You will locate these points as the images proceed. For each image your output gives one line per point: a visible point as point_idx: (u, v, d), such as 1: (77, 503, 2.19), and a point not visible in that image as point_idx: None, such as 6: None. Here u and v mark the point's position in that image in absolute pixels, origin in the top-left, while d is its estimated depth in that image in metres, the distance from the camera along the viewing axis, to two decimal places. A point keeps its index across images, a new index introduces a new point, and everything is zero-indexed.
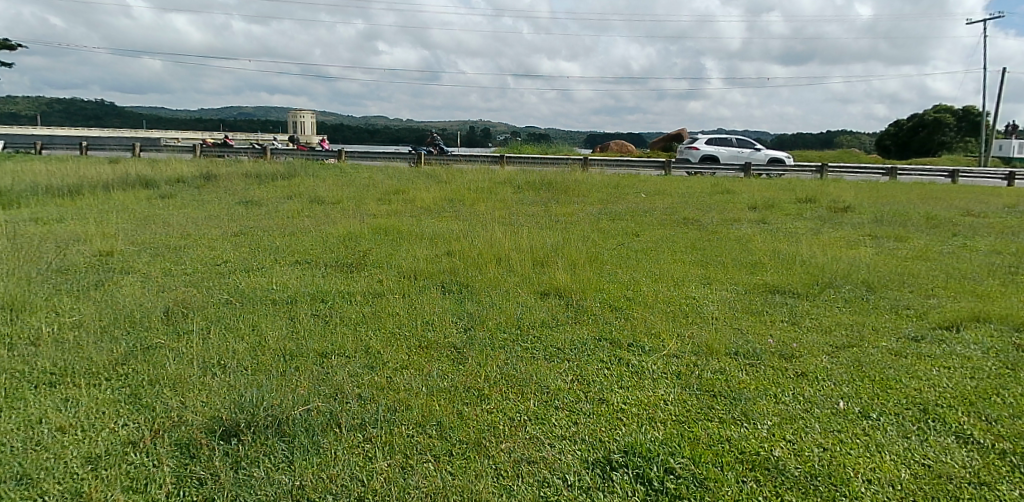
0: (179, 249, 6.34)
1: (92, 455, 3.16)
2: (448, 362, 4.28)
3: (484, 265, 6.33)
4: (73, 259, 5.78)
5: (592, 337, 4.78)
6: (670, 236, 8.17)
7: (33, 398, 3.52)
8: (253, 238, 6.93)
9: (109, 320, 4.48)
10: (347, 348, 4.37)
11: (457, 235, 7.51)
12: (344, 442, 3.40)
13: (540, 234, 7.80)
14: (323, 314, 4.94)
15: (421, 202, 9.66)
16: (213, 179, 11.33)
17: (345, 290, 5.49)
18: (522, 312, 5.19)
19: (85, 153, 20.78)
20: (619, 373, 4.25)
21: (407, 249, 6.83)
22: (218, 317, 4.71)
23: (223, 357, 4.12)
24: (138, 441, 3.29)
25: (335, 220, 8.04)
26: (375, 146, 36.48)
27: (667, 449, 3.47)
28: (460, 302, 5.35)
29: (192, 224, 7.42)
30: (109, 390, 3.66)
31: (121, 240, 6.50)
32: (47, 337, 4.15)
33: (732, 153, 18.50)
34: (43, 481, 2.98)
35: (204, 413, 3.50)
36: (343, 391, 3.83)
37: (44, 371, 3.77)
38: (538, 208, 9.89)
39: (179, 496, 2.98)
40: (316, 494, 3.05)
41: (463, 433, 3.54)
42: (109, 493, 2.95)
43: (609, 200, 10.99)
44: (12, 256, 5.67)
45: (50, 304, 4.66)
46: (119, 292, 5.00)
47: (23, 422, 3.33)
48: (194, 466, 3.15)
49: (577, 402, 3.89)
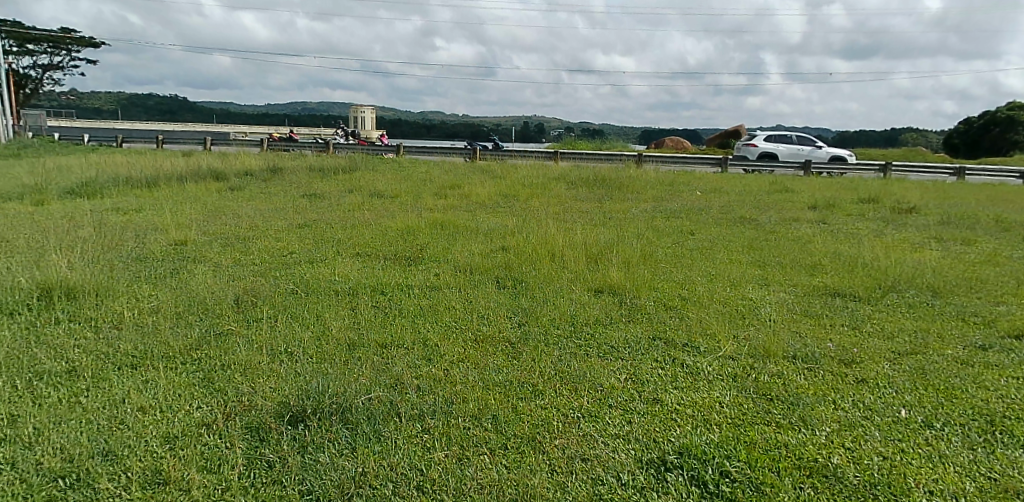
0: (247, 240, 6.58)
1: (170, 436, 3.33)
2: (503, 356, 4.35)
3: (537, 261, 6.38)
4: (151, 247, 6.08)
5: (645, 336, 4.78)
6: (727, 235, 8.07)
7: (116, 379, 3.73)
8: (316, 230, 7.16)
9: (184, 306, 4.72)
10: (404, 340, 4.49)
11: (512, 230, 7.58)
12: (403, 431, 3.50)
13: (594, 231, 7.79)
14: (382, 306, 5.08)
15: (475, 197, 9.76)
16: (278, 172, 11.71)
17: (402, 283, 5.62)
18: (575, 309, 5.21)
19: (160, 147, 21.73)
20: (673, 374, 4.24)
21: (463, 244, 6.94)
22: (284, 306, 4.89)
23: (290, 345, 4.28)
24: (211, 423, 3.45)
25: (393, 214, 8.23)
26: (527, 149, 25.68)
27: (723, 452, 3.45)
28: (514, 298, 5.40)
29: (260, 216, 7.72)
30: (184, 373, 3.86)
31: (195, 230, 6.79)
32: (128, 322, 4.39)
33: (792, 151, 18.00)
34: (127, 459, 3.14)
35: (273, 399, 3.66)
36: (402, 381, 3.94)
37: (126, 354, 4.00)
38: (592, 204, 9.87)
39: (250, 477, 3.13)
40: (377, 481, 3.16)
41: (518, 428, 3.60)
42: (186, 472, 3.10)
43: (664, 198, 10.88)
44: (96, 243, 6.01)
45: (131, 290, 4.93)
46: (193, 280, 5.24)
47: (108, 401, 3.53)
48: (264, 449, 3.30)
49: (631, 401, 3.90)
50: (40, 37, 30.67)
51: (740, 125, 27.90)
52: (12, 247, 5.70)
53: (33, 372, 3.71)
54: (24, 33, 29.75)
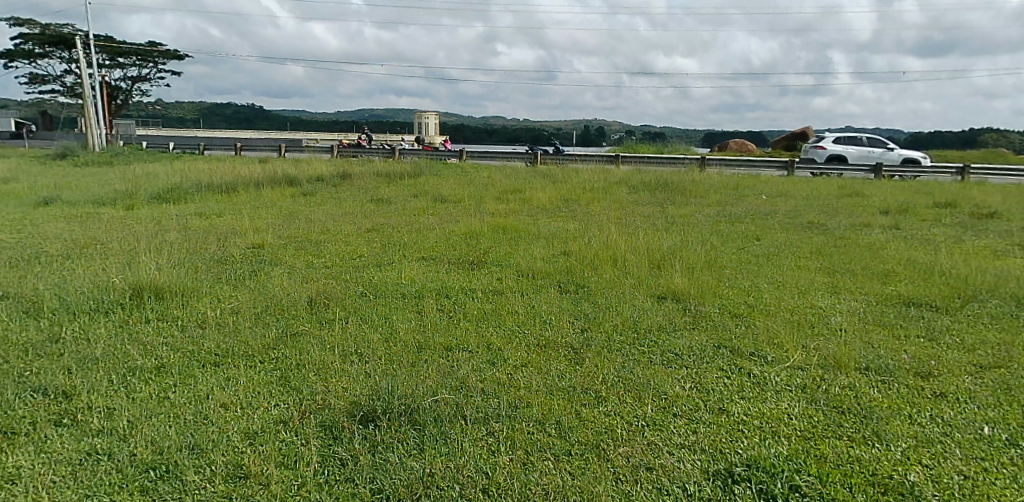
0: (319, 244, 6.82)
1: (249, 432, 3.48)
2: (566, 362, 4.38)
3: (600, 266, 6.36)
4: (231, 250, 6.37)
5: (711, 344, 4.71)
6: (795, 241, 7.86)
7: (201, 376, 3.93)
8: (383, 234, 7.35)
9: (261, 307, 4.93)
10: (469, 343, 4.57)
11: (574, 235, 7.59)
12: (469, 434, 3.57)
13: (657, 236, 7.71)
14: (447, 309, 5.18)
15: (536, 202, 9.80)
16: (346, 177, 12.06)
17: (467, 287, 5.71)
18: (638, 315, 5.18)
19: (236, 153, 22.67)
20: (739, 384, 4.17)
21: (525, 248, 6.99)
22: (354, 308, 5.05)
23: (360, 346, 4.42)
24: (288, 420, 3.60)
25: (457, 218, 8.36)
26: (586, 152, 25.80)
27: (792, 465, 3.38)
28: (577, 303, 5.42)
29: (330, 220, 7.97)
30: (263, 372, 4.04)
31: (271, 234, 7.08)
32: (211, 321, 4.62)
33: (863, 153, 17.33)
34: (211, 452, 3.29)
35: (346, 399, 3.79)
36: (467, 384, 4.01)
37: (210, 352, 4.21)
38: (655, 209, 9.77)
39: (325, 473, 3.24)
40: (445, 483, 3.23)
41: (582, 434, 3.62)
42: (265, 467, 3.23)
43: (729, 202, 10.68)
44: (182, 246, 6.34)
45: (213, 291, 5.18)
46: (270, 282, 5.47)
47: (193, 396, 3.72)
48: (337, 447, 3.42)
49: (696, 411, 3.86)
50: (129, 51, 32.50)
51: (806, 127, 27.06)
52: (106, 250, 6.08)
53: (127, 368, 3.95)
54: (116, 48, 31.62)
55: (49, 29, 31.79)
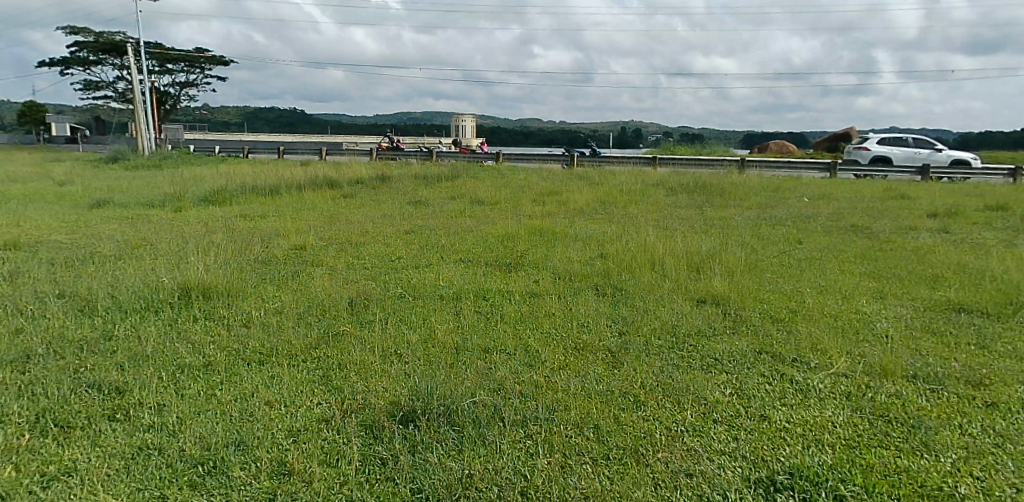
0: (359, 245, 6.91)
1: (293, 429, 3.55)
2: (604, 365, 4.35)
3: (638, 269, 6.32)
4: (274, 251, 6.51)
5: (751, 349, 4.64)
6: (837, 245, 7.69)
7: (246, 374, 4.03)
8: (421, 236, 7.42)
9: (304, 307, 5.03)
10: (506, 345, 4.58)
11: (611, 237, 7.55)
12: (508, 436, 3.58)
13: (695, 239, 7.62)
14: (485, 311, 5.20)
15: (573, 204, 9.78)
16: (385, 180, 12.21)
17: (503, 289, 5.73)
18: (677, 319, 5.12)
19: (279, 156, 23.17)
20: (781, 390, 4.10)
21: (562, 251, 6.98)
22: (393, 309, 5.11)
23: (399, 347, 4.47)
24: (330, 418, 3.67)
25: (494, 220, 8.39)
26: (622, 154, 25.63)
27: (837, 475, 3.31)
28: (614, 306, 5.39)
29: (370, 222, 8.08)
30: (305, 371, 4.12)
31: (312, 235, 7.21)
32: (256, 320, 4.73)
33: (908, 154, 16.85)
34: (256, 449, 3.37)
35: (386, 399, 3.84)
36: (505, 386, 4.03)
37: (255, 351, 4.31)
38: (693, 211, 9.66)
39: (366, 472, 3.29)
40: (483, 484, 3.24)
41: (621, 439, 3.60)
42: (308, 464, 3.29)
43: (770, 205, 10.49)
44: (228, 247, 6.50)
45: (258, 291, 5.30)
46: (311, 283, 5.57)
47: (239, 394, 3.82)
48: (378, 446, 3.47)
49: (736, 417, 3.81)
50: (178, 57, 33.48)
51: (849, 129, 26.44)
52: (156, 251, 6.26)
53: (176, 365, 4.07)
54: (165, 55, 32.60)
55: (102, 37, 33.07)
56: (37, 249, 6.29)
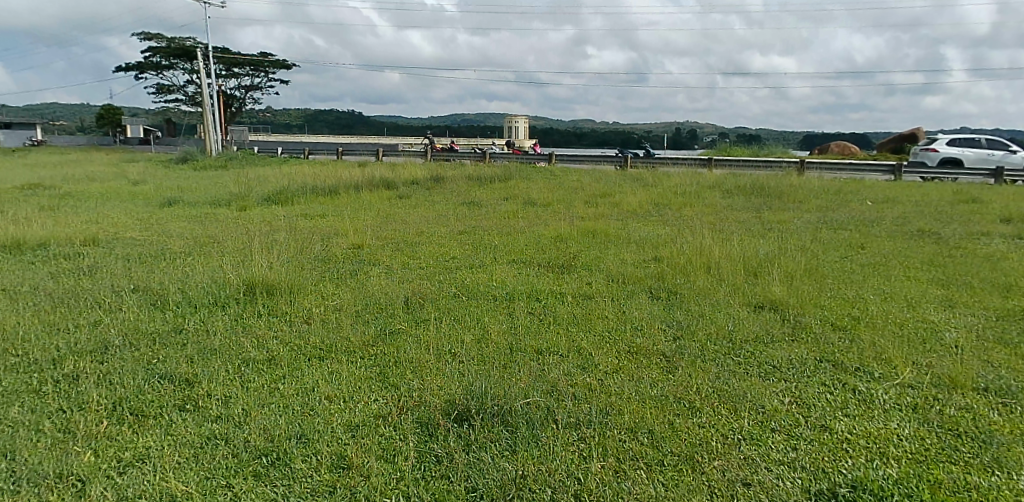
0: (415, 245, 7.02)
1: (351, 424, 3.64)
2: (658, 370, 4.31)
3: (693, 272, 6.23)
4: (333, 250, 6.68)
5: (812, 357, 4.52)
6: (903, 250, 7.40)
7: (307, 369, 4.15)
8: (475, 237, 7.49)
9: (361, 305, 5.15)
10: (560, 347, 4.59)
11: (666, 240, 7.46)
12: (561, 438, 3.59)
13: (753, 242, 7.46)
14: (537, 312, 5.22)
15: (626, 205, 9.71)
16: (439, 180, 12.37)
17: (557, 290, 5.74)
18: (734, 324, 5.03)
19: (338, 157, 23.74)
20: (843, 400, 3.98)
21: (616, 253, 6.94)
22: (447, 309, 5.18)
23: (453, 346, 4.53)
24: (387, 415, 3.74)
25: (547, 222, 8.40)
26: (677, 155, 25.28)
27: (903, 490, 3.20)
28: (669, 310, 5.33)
29: (425, 222, 8.20)
30: (362, 367, 4.21)
31: (370, 235, 7.37)
32: (316, 317, 4.87)
33: (980, 156, 16.08)
34: (317, 442, 3.47)
35: (441, 397, 3.90)
36: (559, 388, 4.03)
37: (314, 347, 4.43)
38: (750, 214, 9.46)
39: (421, 469, 3.35)
40: (537, 485, 3.26)
41: (676, 445, 3.56)
42: (366, 459, 3.37)
43: (830, 208, 10.18)
44: (290, 245, 6.70)
45: (318, 288, 5.45)
46: (369, 281, 5.69)
47: (301, 388, 3.94)
48: (433, 444, 3.52)
49: (796, 427, 3.72)
50: (244, 62, 34.70)
51: (916, 129, 25.41)
52: (223, 248, 6.51)
53: (242, 359, 4.22)
54: (231, 59, 33.83)
55: (174, 43, 34.59)
56: (114, 245, 6.61)
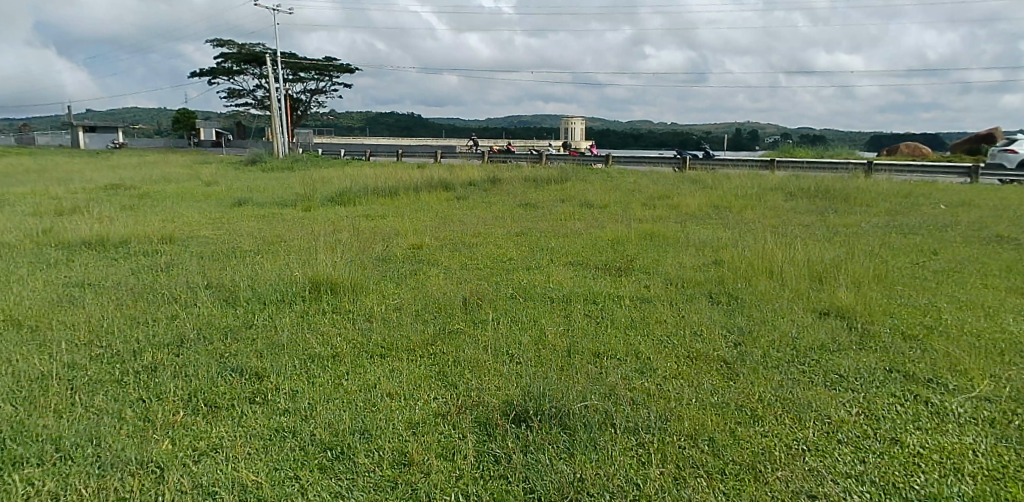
0: (472, 246, 7.10)
1: (412, 422, 3.71)
2: (719, 376, 4.24)
3: (754, 277, 6.09)
4: (393, 250, 6.82)
5: (881, 367, 4.36)
6: (980, 256, 7.05)
7: (369, 366, 4.25)
8: (532, 238, 7.52)
9: (421, 305, 5.24)
10: (617, 351, 4.56)
11: (727, 243, 7.32)
12: (619, 443, 3.57)
13: (818, 247, 7.25)
14: (595, 315, 5.20)
15: (685, 208, 9.57)
16: (496, 182, 12.45)
17: (614, 293, 5.70)
18: (798, 331, 4.89)
19: (398, 159, 24.21)
20: (914, 412, 3.83)
21: (674, 256, 6.85)
22: (505, 310, 5.22)
23: (511, 347, 4.55)
24: (446, 413, 3.80)
25: (604, 224, 8.36)
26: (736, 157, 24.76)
27: None
28: (729, 315, 5.23)
29: (482, 223, 8.28)
30: (422, 366, 4.29)
31: (428, 235, 7.49)
32: (377, 315, 4.98)
33: None
34: (379, 438, 3.55)
35: (500, 398, 3.93)
36: (617, 392, 4.00)
37: (375, 345, 4.53)
38: (814, 218, 9.18)
39: (480, 469, 3.38)
40: (595, 489, 3.25)
41: (738, 453, 3.49)
42: (427, 457, 3.43)
43: (901, 212, 9.78)
44: (352, 245, 6.87)
45: (379, 287, 5.58)
46: (428, 281, 5.79)
47: (363, 385, 4.04)
48: (491, 444, 3.55)
49: (864, 439, 3.60)
50: (309, 67, 35.76)
51: (994, 130, 24.16)
52: (290, 247, 6.73)
53: (307, 354, 4.36)
54: (297, 64, 34.93)
55: (244, 49, 35.93)
56: (189, 243, 6.93)
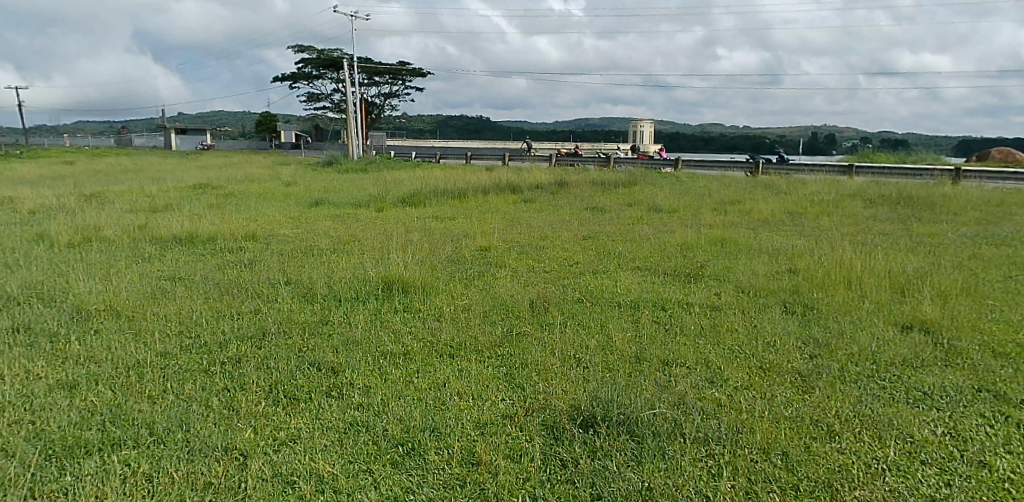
0: (540, 249, 7.14)
1: (480, 422, 3.77)
2: (793, 389, 4.12)
3: (831, 287, 5.89)
4: (463, 251, 6.92)
5: (968, 385, 4.14)
6: None
7: (438, 365, 4.34)
8: (599, 242, 7.50)
9: (489, 306, 5.31)
10: (687, 359, 4.50)
11: (802, 251, 7.10)
12: (688, 453, 3.52)
13: (900, 257, 6.93)
14: (663, 321, 5.15)
15: (757, 214, 9.32)
16: (564, 185, 12.45)
17: (683, 299, 5.63)
18: (878, 345, 4.70)
19: (467, 162, 24.53)
20: (1006, 435, 3.62)
21: (746, 263, 6.70)
22: (572, 313, 5.23)
23: (579, 352, 4.56)
24: (513, 415, 3.84)
25: (673, 229, 8.25)
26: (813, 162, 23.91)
27: None
28: (804, 326, 5.08)
29: (549, 226, 8.31)
30: (489, 367, 4.35)
31: (497, 238, 7.57)
32: (446, 315, 5.08)
33: None
34: (448, 436, 3.62)
35: (567, 402, 3.94)
36: (686, 401, 3.95)
37: (445, 344, 4.62)
38: (896, 226, 8.78)
39: (547, 472, 3.40)
40: (663, 499, 3.22)
41: (813, 470, 3.39)
42: (494, 457, 3.47)
43: (993, 221, 9.23)
44: (423, 246, 7.02)
45: (448, 288, 5.68)
46: (496, 283, 5.86)
47: (433, 383, 4.13)
48: (558, 448, 3.57)
49: (950, 461, 3.43)
50: (385, 71, 36.75)
51: None
52: (364, 247, 6.94)
53: (380, 352, 4.49)
54: (374, 69, 36.00)
55: (325, 55, 37.35)
56: (270, 240, 7.24)
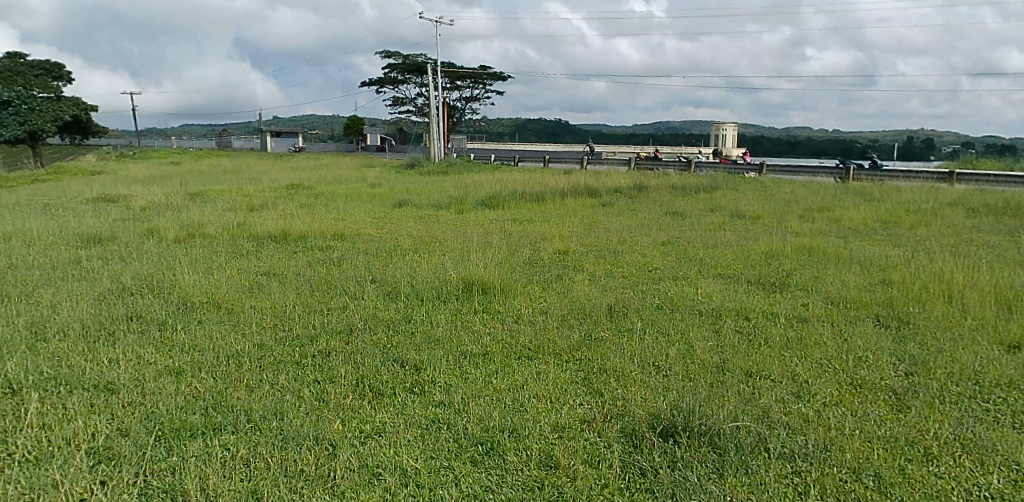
0: (618, 253, 7.09)
1: (558, 425, 3.79)
2: (886, 408, 3.94)
3: (929, 301, 5.58)
4: (541, 254, 6.96)
5: None
6: None
7: (517, 367, 4.39)
8: (680, 248, 7.37)
9: (567, 310, 5.32)
10: (772, 371, 4.37)
11: (897, 262, 6.76)
12: (773, 469, 3.42)
13: (1008, 271, 6.49)
14: (747, 331, 5.02)
15: (848, 222, 8.92)
16: (642, 189, 12.30)
17: (768, 310, 5.46)
18: (982, 364, 4.42)
19: (544, 166, 24.58)
20: None
21: (835, 273, 6.44)
22: (652, 320, 5.17)
23: (659, 359, 4.51)
24: (592, 420, 3.84)
25: (757, 236, 8.01)
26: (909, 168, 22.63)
27: None
28: (899, 341, 4.84)
29: (628, 231, 8.24)
30: (568, 371, 4.36)
31: (575, 241, 7.56)
32: (524, 318, 5.13)
33: None
34: (526, 438, 3.66)
35: (647, 409, 3.91)
36: (771, 415, 3.84)
37: (523, 346, 4.67)
38: (1002, 238, 8.21)
39: (626, 480, 3.39)
40: None
41: (908, 494, 3.24)
42: (573, 461, 3.49)
43: None
44: (503, 247, 7.11)
45: (527, 291, 5.73)
46: (574, 287, 5.87)
47: (511, 384, 4.18)
48: (638, 456, 3.54)
49: None
50: (466, 75, 37.35)
51: None
52: (445, 247, 7.09)
53: (460, 351, 4.58)
54: (454, 73, 36.60)
55: (409, 60, 38.25)
56: (356, 239, 7.50)
